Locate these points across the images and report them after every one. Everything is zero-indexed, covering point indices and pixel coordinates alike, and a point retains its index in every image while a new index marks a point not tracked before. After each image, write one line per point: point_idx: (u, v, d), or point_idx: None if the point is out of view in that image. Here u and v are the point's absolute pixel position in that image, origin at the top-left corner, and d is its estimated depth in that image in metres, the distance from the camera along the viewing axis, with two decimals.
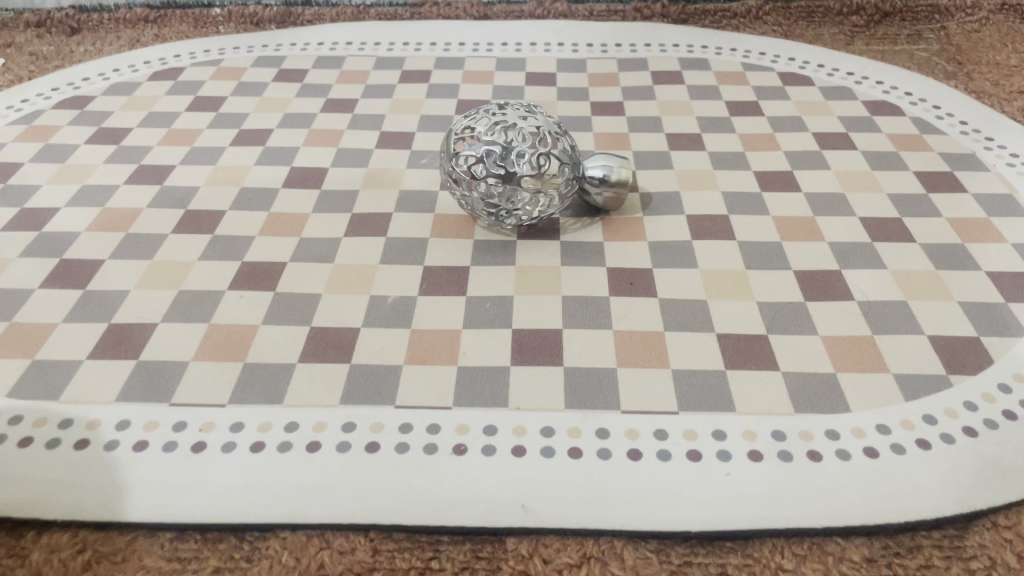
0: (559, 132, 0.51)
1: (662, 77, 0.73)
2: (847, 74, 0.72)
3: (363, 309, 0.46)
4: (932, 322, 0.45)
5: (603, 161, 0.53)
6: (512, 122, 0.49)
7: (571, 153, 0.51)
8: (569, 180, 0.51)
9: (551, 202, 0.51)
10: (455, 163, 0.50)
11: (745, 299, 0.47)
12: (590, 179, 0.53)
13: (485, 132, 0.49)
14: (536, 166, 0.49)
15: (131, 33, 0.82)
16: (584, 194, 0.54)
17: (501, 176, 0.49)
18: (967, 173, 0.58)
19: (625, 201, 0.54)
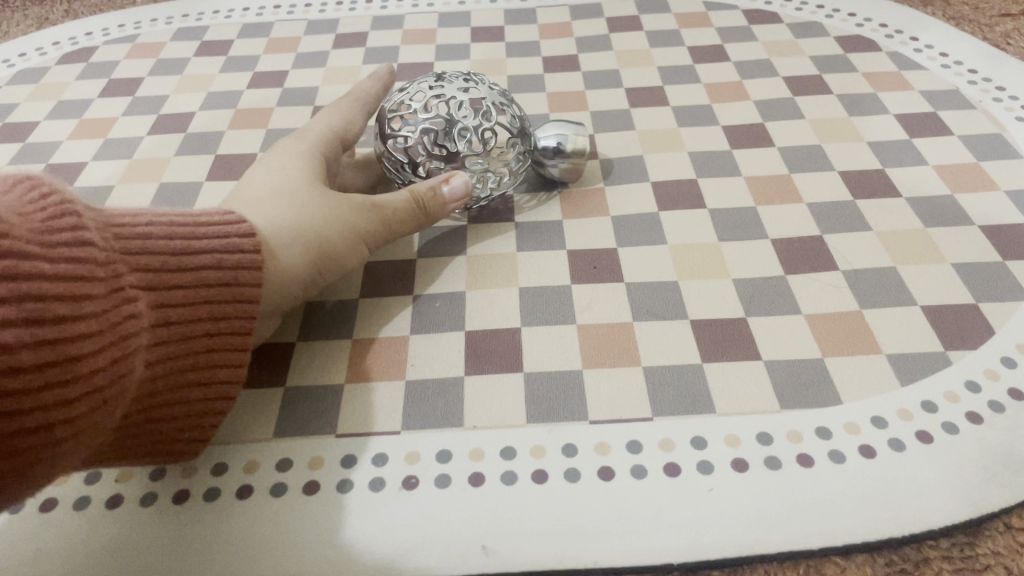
0: (506, 101, 0.45)
1: (618, 24, 0.68)
2: (817, 7, 0.67)
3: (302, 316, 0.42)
4: (924, 289, 0.41)
5: (557, 130, 0.48)
6: (451, 94, 0.44)
7: (520, 123, 0.46)
8: (520, 154, 0.45)
9: (501, 180, 0.46)
10: (392, 144, 0.44)
11: (720, 276, 0.43)
12: (544, 151, 0.48)
13: (423, 108, 0.43)
14: (483, 142, 0.43)
15: (38, 10, 0.75)
16: (539, 166, 0.49)
17: (445, 156, 0.44)
18: (951, 112, 0.53)
19: (582, 173, 0.49)
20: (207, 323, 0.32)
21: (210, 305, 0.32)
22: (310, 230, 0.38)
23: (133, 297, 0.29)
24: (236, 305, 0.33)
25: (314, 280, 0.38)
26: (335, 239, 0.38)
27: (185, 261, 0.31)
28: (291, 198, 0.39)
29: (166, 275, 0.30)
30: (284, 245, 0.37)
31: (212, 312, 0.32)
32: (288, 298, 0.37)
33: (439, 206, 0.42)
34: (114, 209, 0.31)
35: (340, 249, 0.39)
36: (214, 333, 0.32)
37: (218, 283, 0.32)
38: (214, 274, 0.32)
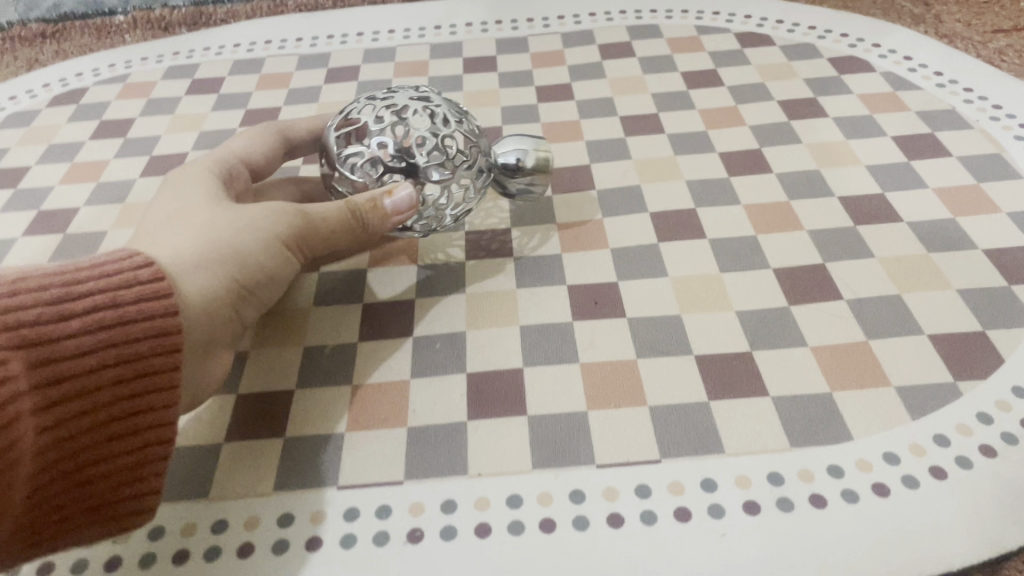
0: (461, 114, 0.43)
1: (610, 51, 0.67)
2: (810, 28, 0.67)
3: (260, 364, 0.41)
4: (931, 317, 0.40)
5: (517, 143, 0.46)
6: (402, 106, 0.42)
7: (478, 135, 0.44)
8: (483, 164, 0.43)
9: (468, 197, 0.43)
10: (348, 169, 0.42)
11: (723, 309, 0.42)
12: (504, 169, 0.46)
13: (375, 123, 0.41)
14: (442, 150, 0.41)
15: (28, 52, 0.74)
16: (499, 183, 0.47)
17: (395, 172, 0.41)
18: (948, 133, 0.53)
19: (546, 184, 0.47)
20: (112, 364, 0.31)
21: (108, 348, 0.30)
22: (223, 251, 0.36)
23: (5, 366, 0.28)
24: (151, 342, 0.31)
25: (236, 299, 0.37)
26: (254, 254, 0.37)
27: (71, 309, 0.30)
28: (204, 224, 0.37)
29: (50, 330, 0.29)
30: (189, 268, 0.35)
31: (120, 354, 0.31)
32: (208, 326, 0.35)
33: (377, 215, 0.40)
34: None
35: (260, 264, 0.37)
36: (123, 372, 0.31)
37: (118, 323, 0.31)
38: (112, 315, 0.31)
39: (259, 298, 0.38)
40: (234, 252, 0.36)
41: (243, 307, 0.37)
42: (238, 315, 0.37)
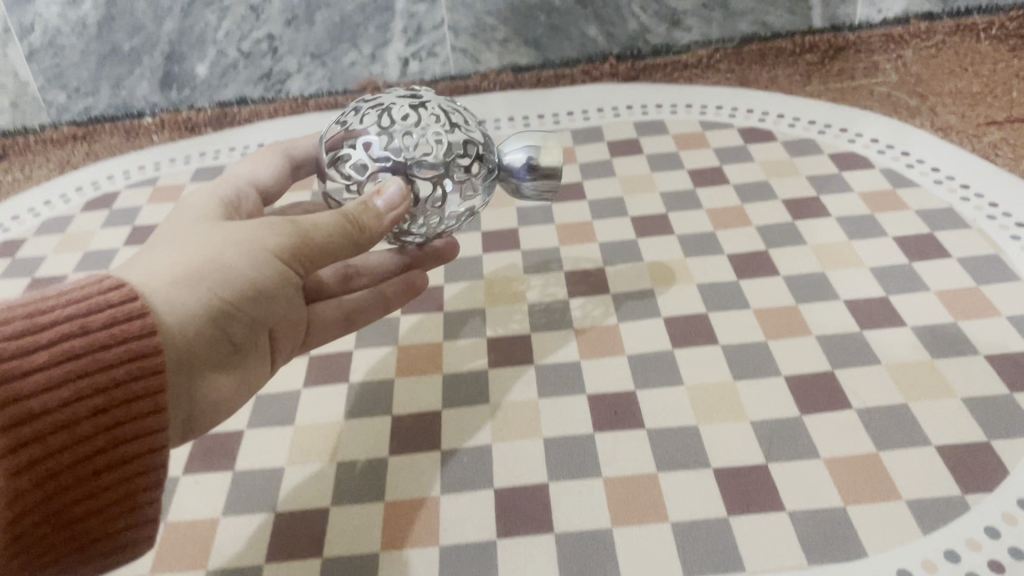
0: (452, 107, 0.43)
1: (618, 148, 0.70)
2: (810, 123, 0.70)
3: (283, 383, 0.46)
4: (937, 427, 0.42)
5: (524, 143, 0.46)
6: (388, 105, 0.42)
7: (472, 125, 0.43)
8: (482, 156, 0.42)
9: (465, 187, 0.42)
10: (338, 170, 0.42)
11: (738, 419, 0.44)
12: (514, 166, 0.46)
13: (362, 122, 0.41)
14: (430, 140, 0.40)
15: (60, 154, 0.77)
16: (511, 185, 0.46)
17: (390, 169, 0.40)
18: (947, 232, 0.56)
19: (558, 187, 0.47)
20: (85, 393, 0.32)
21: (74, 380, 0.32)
22: (202, 270, 0.36)
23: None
24: (121, 368, 0.33)
25: (219, 315, 0.37)
26: (237, 269, 0.37)
27: (37, 342, 0.31)
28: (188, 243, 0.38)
29: (17, 362, 0.31)
30: (165, 291, 0.35)
31: (94, 381, 0.32)
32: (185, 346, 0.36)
33: (372, 217, 0.39)
34: None
35: (245, 279, 0.37)
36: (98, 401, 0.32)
37: (85, 352, 0.32)
38: (80, 343, 0.32)
39: (253, 312, 0.38)
40: (214, 265, 0.37)
41: (234, 321, 0.38)
42: (225, 329, 0.38)
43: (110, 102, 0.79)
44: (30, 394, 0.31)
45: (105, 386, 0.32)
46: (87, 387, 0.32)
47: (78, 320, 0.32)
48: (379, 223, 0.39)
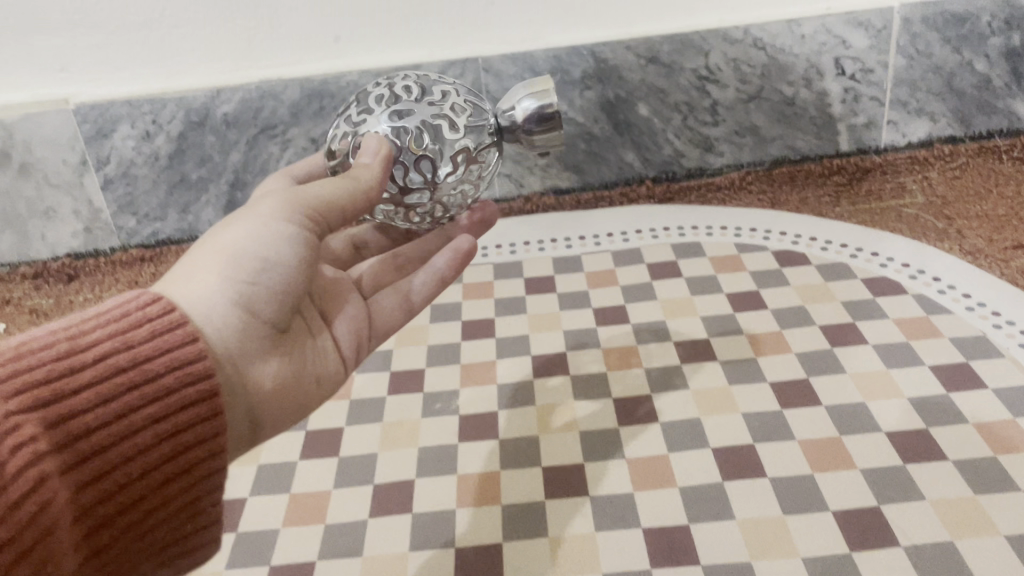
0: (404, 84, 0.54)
1: (658, 270, 0.74)
2: (841, 246, 0.74)
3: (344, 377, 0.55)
4: (984, 567, 0.44)
5: (532, 95, 0.52)
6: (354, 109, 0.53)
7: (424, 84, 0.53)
8: (438, 94, 0.52)
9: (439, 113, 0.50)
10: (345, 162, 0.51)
11: (790, 555, 0.46)
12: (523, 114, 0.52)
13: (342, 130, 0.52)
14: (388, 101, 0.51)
15: (128, 275, 0.83)
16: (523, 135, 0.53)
17: (368, 122, 0.50)
18: (982, 362, 0.58)
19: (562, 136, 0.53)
20: (139, 403, 0.39)
21: (125, 391, 0.39)
22: (216, 263, 0.45)
23: (50, 421, 0.37)
24: (165, 377, 0.40)
25: (243, 296, 0.45)
26: (249, 249, 0.46)
27: (86, 361, 0.38)
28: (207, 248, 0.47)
29: (73, 381, 0.38)
30: (187, 289, 0.45)
31: (145, 391, 0.39)
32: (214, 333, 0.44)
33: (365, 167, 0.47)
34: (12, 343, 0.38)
35: (257, 257, 0.45)
36: (151, 411, 0.39)
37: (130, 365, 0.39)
38: (125, 357, 0.39)
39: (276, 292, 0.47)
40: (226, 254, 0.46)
41: (261, 300, 0.46)
42: (254, 310, 0.46)
43: (178, 226, 0.85)
44: (87, 408, 0.38)
45: (156, 396, 0.40)
46: (140, 400, 0.39)
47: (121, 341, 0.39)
48: (371, 181, 0.46)
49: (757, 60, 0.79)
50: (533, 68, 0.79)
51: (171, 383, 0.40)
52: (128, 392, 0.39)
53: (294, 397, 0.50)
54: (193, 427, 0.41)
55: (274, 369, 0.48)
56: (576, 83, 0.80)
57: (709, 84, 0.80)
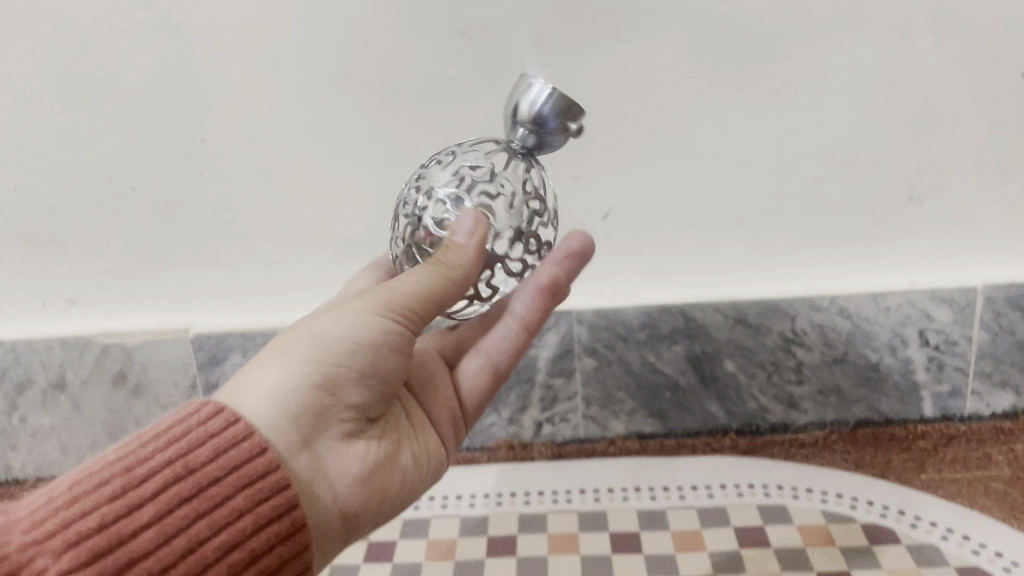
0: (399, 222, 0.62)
1: (745, 533, 0.74)
2: (931, 523, 0.74)
3: (424, 469, 0.61)
4: None
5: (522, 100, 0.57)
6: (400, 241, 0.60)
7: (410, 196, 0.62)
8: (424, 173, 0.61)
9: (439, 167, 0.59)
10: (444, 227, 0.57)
11: None
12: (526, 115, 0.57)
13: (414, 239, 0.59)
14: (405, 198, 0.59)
15: None
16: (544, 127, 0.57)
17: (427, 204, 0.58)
18: None
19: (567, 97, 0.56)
20: (204, 531, 0.44)
21: (188, 517, 0.44)
22: (316, 351, 0.52)
23: (110, 568, 0.42)
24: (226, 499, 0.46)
25: (321, 387, 0.52)
26: (340, 342, 0.52)
27: (148, 499, 0.44)
28: (291, 347, 0.53)
29: (137, 521, 0.43)
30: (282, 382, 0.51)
31: (208, 517, 0.45)
32: (291, 427, 0.50)
33: (458, 254, 0.54)
34: (79, 490, 0.44)
35: (350, 341, 0.53)
36: (218, 537, 0.45)
37: (191, 494, 0.45)
38: (185, 489, 0.45)
39: (351, 385, 0.53)
40: (310, 344, 0.52)
41: (338, 392, 0.53)
42: (342, 404, 0.53)
43: None
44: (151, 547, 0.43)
45: (218, 520, 0.45)
46: (207, 526, 0.45)
47: (178, 476, 0.45)
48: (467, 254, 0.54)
49: (843, 326, 0.82)
50: (624, 321, 0.84)
51: (235, 503, 0.46)
52: (192, 522, 0.44)
53: (380, 486, 0.55)
54: (266, 547, 0.46)
55: (357, 457, 0.54)
56: (664, 337, 0.84)
57: (795, 346, 0.83)
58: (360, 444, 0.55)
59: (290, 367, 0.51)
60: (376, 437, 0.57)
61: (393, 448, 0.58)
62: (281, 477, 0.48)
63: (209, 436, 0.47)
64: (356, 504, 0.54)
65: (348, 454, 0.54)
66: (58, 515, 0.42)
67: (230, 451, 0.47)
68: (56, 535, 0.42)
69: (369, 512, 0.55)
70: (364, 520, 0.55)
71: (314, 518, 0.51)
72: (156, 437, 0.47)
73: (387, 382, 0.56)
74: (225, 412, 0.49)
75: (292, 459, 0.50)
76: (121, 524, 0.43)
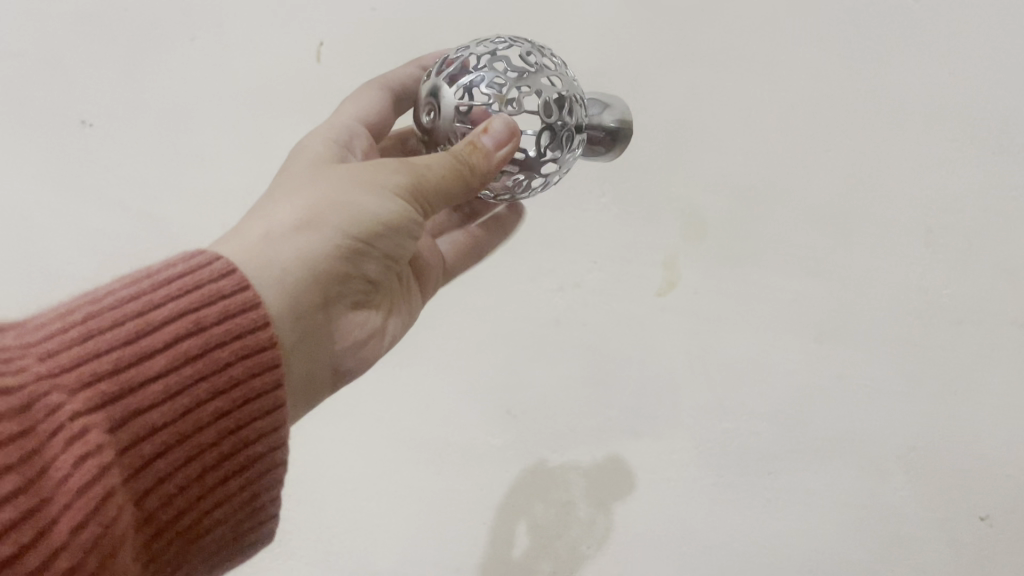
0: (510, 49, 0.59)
1: None
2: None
3: (408, 323, 0.75)
4: None
5: (609, 111, 0.65)
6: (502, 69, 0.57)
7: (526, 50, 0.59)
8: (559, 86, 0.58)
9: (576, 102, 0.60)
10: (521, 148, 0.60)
11: None
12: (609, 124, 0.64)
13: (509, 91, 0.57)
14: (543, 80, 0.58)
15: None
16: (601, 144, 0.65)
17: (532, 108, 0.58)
18: None
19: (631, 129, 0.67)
20: (204, 393, 0.49)
21: (190, 370, 0.48)
22: (341, 211, 0.59)
23: (120, 415, 0.45)
24: (247, 372, 0.50)
25: (342, 252, 0.60)
26: (361, 210, 0.59)
27: (155, 348, 0.48)
28: (317, 204, 0.60)
29: (142, 365, 0.47)
30: (301, 233, 0.58)
31: (230, 385, 0.50)
32: (311, 292, 0.59)
33: (481, 153, 0.57)
34: (90, 323, 0.47)
35: (367, 211, 0.59)
36: (214, 400, 0.49)
37: (196, 349, 0.49)
38: (194, 344, 0.49)
39: (372, 261, 0.63)
40: (341, 211, 0.59)
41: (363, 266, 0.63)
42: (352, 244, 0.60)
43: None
44: (150, 393, 0.46)
45: (217, 385, 0.49)
46: (207, 389, 0.49)
47: (188, 328, 0.49)
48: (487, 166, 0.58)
49: None
50: None
51: (235, 371, 0.50)
52: (195, 379, 0.48)
53: (370, 345, 0.69)
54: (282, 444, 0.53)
55: (356, 322, 0.67)
56: None
57: None
58: (356, 309, 0.66)
59: (318, 234, 0.59)
60: (370, 303, 0.68)
61: (383, 315, 0.70)
62: (278, 358, 0.52)
63: (219, 297, 0.51)
64: (348, 357, 0.67)
65: (347, 318, 0.65)
66: (77, 349, 0.45)
67: (238, 318, 0.51)
68: (73, 373, 0.44)
69: (354, 359, 0.67)
70: (343, 367, 0.67)
71: (317, 364, 0.63)
72: (168, 284, 0.50)
73: (394, 257, 0.65)
74: (234, 276, 0.52)
75: (306, 315, 0.59)
76: (129, 374, 0.46)
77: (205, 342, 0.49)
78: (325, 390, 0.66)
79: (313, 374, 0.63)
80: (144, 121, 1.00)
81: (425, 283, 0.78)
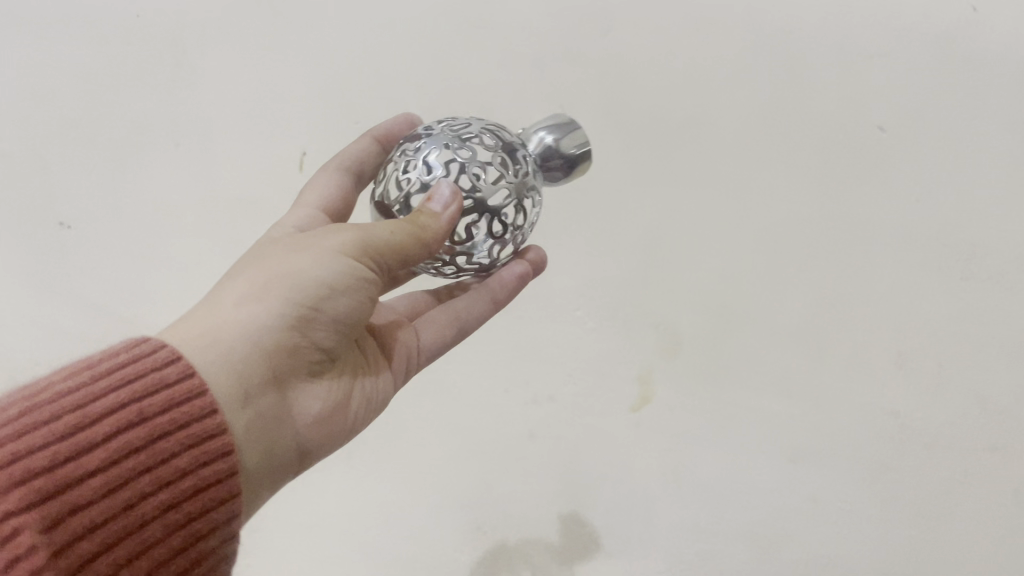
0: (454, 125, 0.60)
1: None
2: None
3: (375, 414, 0.71)
4: None
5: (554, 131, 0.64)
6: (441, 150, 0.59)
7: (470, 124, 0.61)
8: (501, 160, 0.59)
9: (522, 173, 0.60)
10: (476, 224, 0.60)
11: None
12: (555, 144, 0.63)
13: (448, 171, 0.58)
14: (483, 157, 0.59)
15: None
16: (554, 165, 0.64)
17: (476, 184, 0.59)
18: None
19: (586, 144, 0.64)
20: (149, 487, 0.47)
21: (131, 463, 0.46)
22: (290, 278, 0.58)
23: (52, 516, 0.43)
24: (190, 461, 0.48)
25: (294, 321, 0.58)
26: (311, 276, 0.58)
27: (95, 444, 0.46)
28: (269, 278, 0.58)
29: (80, 463, 0.45)
30: (248, 308, 0.57)
31: (173, 476, 0.48)
32: (261, 370, 0.56)
33: (432, 218, 0.57)
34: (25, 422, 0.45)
35: (317, 275, 0.58)
36: (159, 494, 0.47)
37: (138, 443, 0.47)
38: (137, 437, 0.47)
39: (328, 332, 0.61)
40: (291, 278, 0.58)
41: (320, 337, 0.60)
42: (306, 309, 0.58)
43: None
44: (86, 490, 0.44)
45: (161, 477, 0.47)
46: (150, 483, 0.47)
47: (129, 421, 0.47)
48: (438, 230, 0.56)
49: None
50: None
51: (182, 462, 0.48)
52: (138, 475, 0.46)
53: (332, 425, 0.65)
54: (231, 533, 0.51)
55: (316, 401, 0.63)
56: None
57: None
58: (319, 389, 0.64)
59: (270, 305, 0.57)
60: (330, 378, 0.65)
61: (348, 395, 0.67)
62: (227, 444, 0.50)
63: (163, 385, 0.49)
64: (312, 441, 0.63)
65: (306, 396, 0.62)
66: (9, 448, 0.44)
67: (184, 406, 0.49)
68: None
69: (317, 443, 0.63)
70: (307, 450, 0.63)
71: (279, 445, 0.59)
72: (109, 372, 0.49)
73: (352, 326, 0.62)
74: (180, 362, 0.51)
75: (260, 392, 0.57)
76: (65, 469, 0.44)
77: (146, 433, 0.47)
78: (290, 477, 0.62)
79: (275, 462, 0.59)
80: (117, 226, 1.00)
81: (397, 364, 0.74)
